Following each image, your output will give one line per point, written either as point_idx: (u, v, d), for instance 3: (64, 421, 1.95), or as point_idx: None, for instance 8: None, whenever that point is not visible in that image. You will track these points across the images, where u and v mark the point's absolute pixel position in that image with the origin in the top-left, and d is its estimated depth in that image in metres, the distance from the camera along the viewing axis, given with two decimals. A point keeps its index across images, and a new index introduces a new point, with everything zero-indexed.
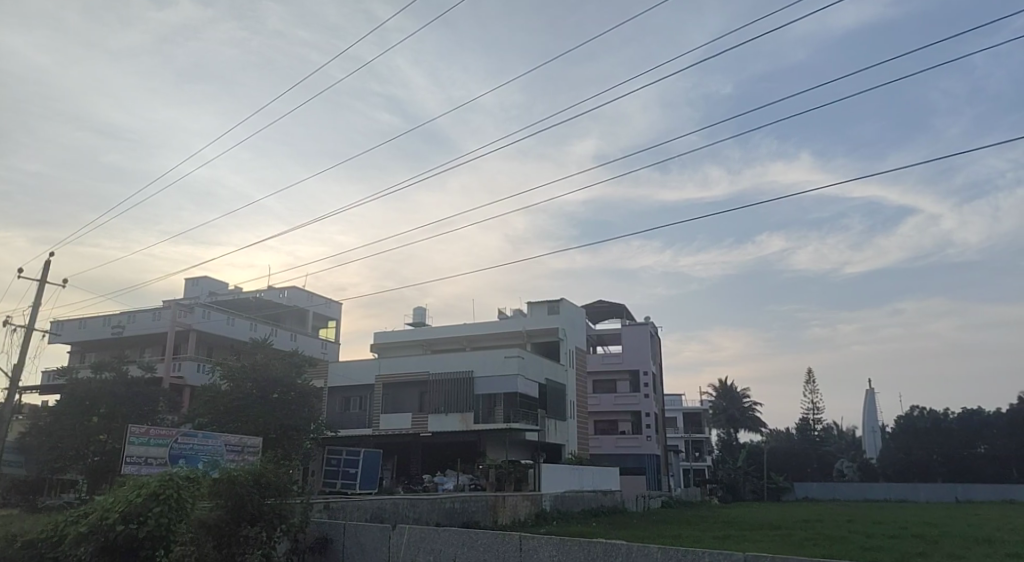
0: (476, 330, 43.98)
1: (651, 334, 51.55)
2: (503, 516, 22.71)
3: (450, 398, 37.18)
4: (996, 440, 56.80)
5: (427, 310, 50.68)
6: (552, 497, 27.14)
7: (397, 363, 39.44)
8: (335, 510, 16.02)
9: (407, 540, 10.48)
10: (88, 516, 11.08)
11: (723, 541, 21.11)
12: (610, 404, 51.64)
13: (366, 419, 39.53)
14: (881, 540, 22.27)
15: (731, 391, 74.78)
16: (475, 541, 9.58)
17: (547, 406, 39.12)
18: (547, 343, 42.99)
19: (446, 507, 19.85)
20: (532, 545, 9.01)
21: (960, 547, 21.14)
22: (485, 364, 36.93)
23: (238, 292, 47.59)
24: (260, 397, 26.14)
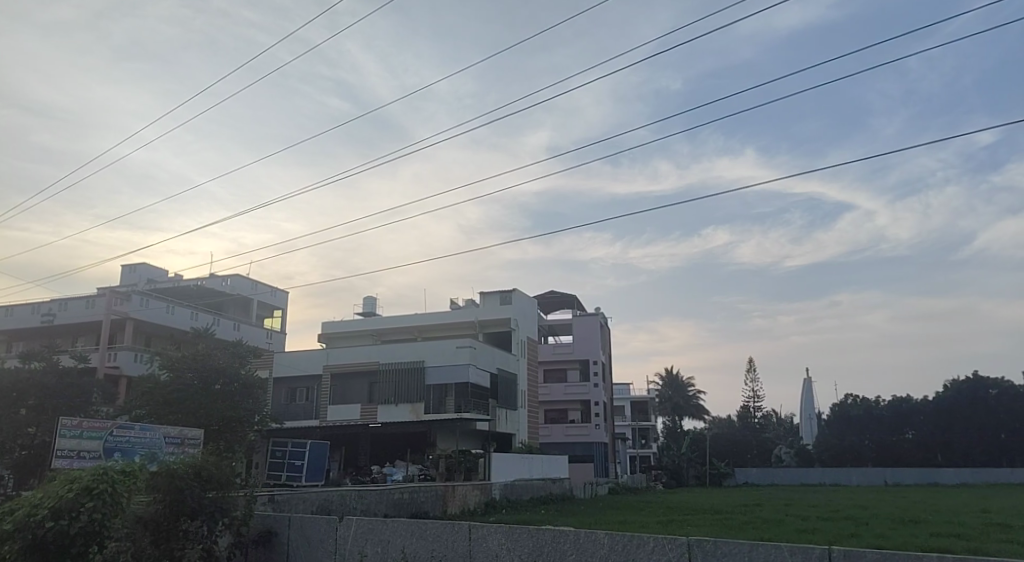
0: (428, 320, 43.68)
1: (601, 324, 52.27)
2: (453, 506, 22.61)
3: (399, 388, 36.83)
4: (923, 426, 59.45)
5: (377, 300, 50.03)
6: (502, 486, 27.11)
7: (345, 353, 38.81)
8: (280, 504, 15.71)
9: (354, 532, 10.28)
10: (14, 513, 10.36)
11: (667, 526, 21.49)
12: (560, 394, 52.07)
13: (313, 411, 38.91)
14: (817, 523, 23.02)
15: (677, 380, 76.45)
16: (424, 530, 9.48)
17: (498, 395, 39.05)
18: (499, 332, 42.98)
19: (395, 498, 19.64)
20: (481, 534, 8.92)
21: (890, 526, 21.85)
22: (436, 354, 36.67)
23: (178, 280, 46.07)
24: (201, 388, 25.37)
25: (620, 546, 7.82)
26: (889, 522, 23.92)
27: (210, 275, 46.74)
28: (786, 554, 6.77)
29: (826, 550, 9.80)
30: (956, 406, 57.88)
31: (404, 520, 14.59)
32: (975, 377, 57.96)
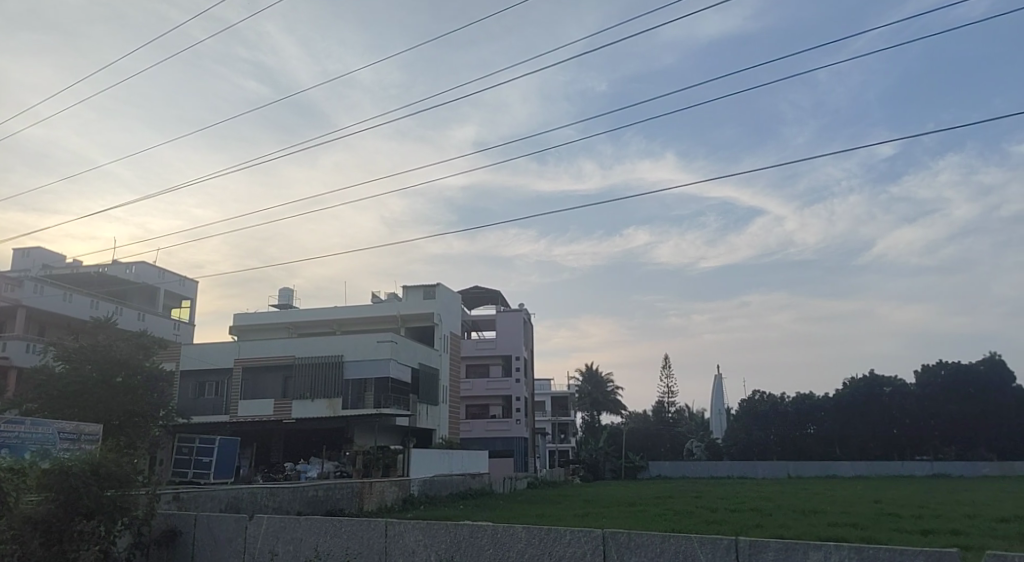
0: (347, 313, 42.79)
1: (523, 320, 52.68)
2: (369, 503, 22.19)
3: (315, 383, 35.89)
4: (824, 421, 62.73)
5: (293, 292, 48.61)
6: (421, 482, 26.75)
7: (259, 347, 37.48)
8: (186, 501, 14.96)
9: (265, 530, 9.90)
10: None
11: (583, 519, 21.93)
12: (482, 389, 52.09)
13: (222, 406, 37.46)
14: (724, 514, 23.97)
15: (596, 375, 77.73)
16: (338, 528, 9.22)
17: (419, 391, 38.65)
18: (421, 327, 42.60)
19: (309, 495, 19.10)
20: (397, 531, 8.75)
21: (778, 515, 23.03)
22: (355, 349, 35.84)
23: (77, 266, 43.27)
24: (101, 381, 23.79)
25: (537, 539, 7.83)
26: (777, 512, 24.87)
27: (112, 262, 44.22)
28: (695, 545, 6.93)
29: (741, 541, 10.11)
30: (854, 403, 61.24)
31: (324, 518, 14.10)
32: (871, 376, 61.71)
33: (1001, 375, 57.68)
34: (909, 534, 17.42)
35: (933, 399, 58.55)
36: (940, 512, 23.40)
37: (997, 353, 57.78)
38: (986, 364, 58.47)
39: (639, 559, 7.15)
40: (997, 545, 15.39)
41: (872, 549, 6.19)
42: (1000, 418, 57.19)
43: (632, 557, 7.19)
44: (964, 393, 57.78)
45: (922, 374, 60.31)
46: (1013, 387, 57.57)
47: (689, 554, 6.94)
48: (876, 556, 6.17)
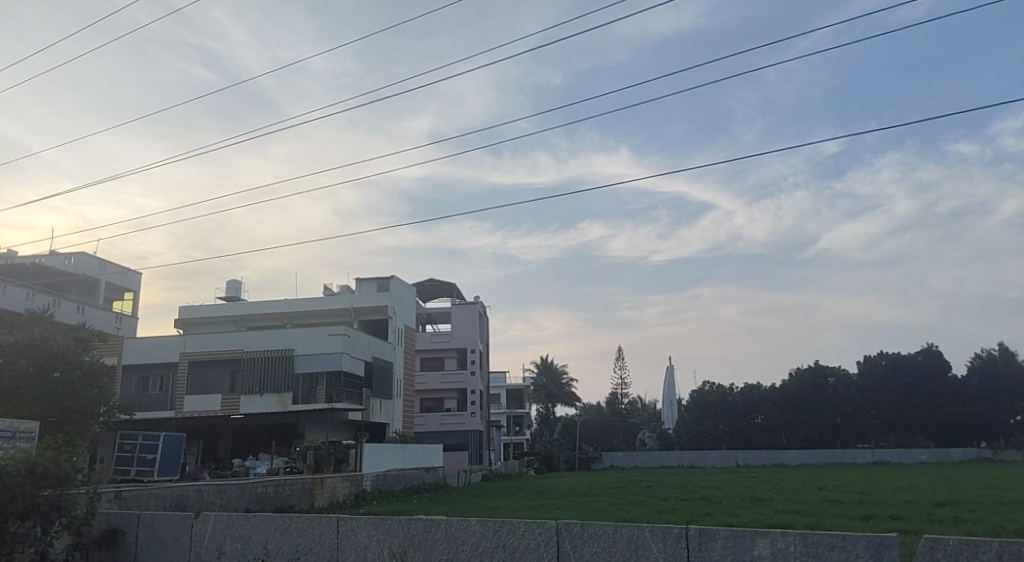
0: (298, 306, 42.00)
1: (479, 313, 52.61)
2: (320, 499, 21.84)
3: (265, 378, 35.13)
4: (771, 410, 64.46)
5: (242, 284, 47.45)
6: (373, 477, 26.49)
7: (205, 341, 36.49)
8: (129, 500, 14.44)
9: (211, 528, 9.61)
10: None
11: (537, 510, 21.96)
12: (436, 383, 51.82)
13: (167, 401, 36.44)
14: (676, 503, 24.28)
15: (551, 368, 78.15)
16: (289, 525, 9.00)
17: (372, 385, 38.21)
18: (374, 320, 42.12)
19: (257, 492, 18.67)
20: (349, 526, 8.57)
21: (723, 504, 23.45)
22: (306, 342, 35.12)
23: (11, 257, 41.37)
24: (36, 376, 22.74)
25: (491, 532, 7.79)
26: (724, 502, 25.10)
27: (50, 253, 42.40)
28: (646, 533, 6.99)
29: (694, 530, 10.28)
30: (800, 394, 63.18)
31: (281, 515, 13.82)
32: (816, 367, 63.91)
33: (937, 365, 60.33)
34: (849, 519, 18.00)
35: (874, 388, 60.72)
36: (880, 498, 24.19)
37: (934, 345, 60.45)
38: (924, 355, 61.06)
39: (592, 549, 7.17)
40: (935, 530, 16.00)
41: (815, 535, 6.33)
42: (937, 406, 59.66)
43: (585, 547, 7.20)
44: (903, 383, 60.12)
45: (865, 364, 62.57)
46: (950, 377, 60.14)
47: (641, 543, 6.98)
48: (821, 542, 6.30)
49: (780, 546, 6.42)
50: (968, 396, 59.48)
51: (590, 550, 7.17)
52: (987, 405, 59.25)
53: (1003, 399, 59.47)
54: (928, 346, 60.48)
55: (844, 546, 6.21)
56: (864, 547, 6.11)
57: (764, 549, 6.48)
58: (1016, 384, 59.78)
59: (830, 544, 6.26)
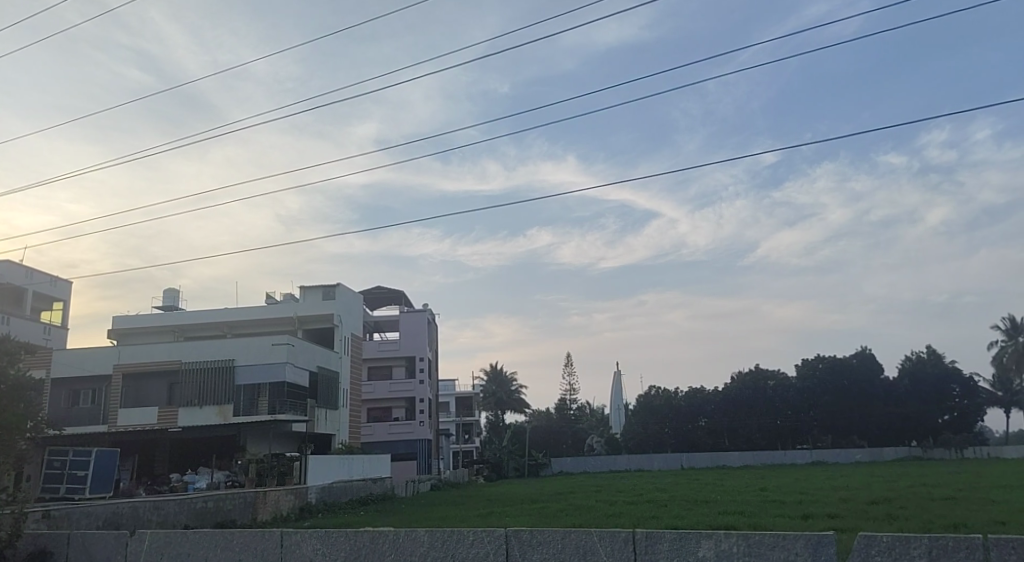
0: (239, 315, 40.91)
1: (427, 321, 52.22)
2: (263, 514, 21.21)
3: (204, 389, 34.01)
4: (715, 414, 65.93)
5: (179, 293, 45.89)
6: (318, 490, 25.93)
7: (140, 352, 35.12)
8: (59, 519, 13.76)
9: (148, 546, 9.20)
10: None
11: (485, 518, 21.93)
12: (384, 392, 51.16)
13: (100, 415, 34.97)
14: (623, 507, 24.61)
15: (501, 375, 78.05)
16: (229, 540, 8.69)
17: (317, 395, 37.44)
18: (319, 328, 41.32)
19: (197, 507, 18.01)
20: (293, 540, 8.33)
21: (666, 507, 23.81)
22: (248, 352, 34.11)
23: None
24: None
25: (440, 542, 7.66)
26: (670, 504, 25.38)
27: None
28: (594, 539, 7.01)
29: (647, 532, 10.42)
30: (742, 397, 64.91)
31: (224, 528, 13.33)
32: (756, 371, 65.84)
33: (871, 367, 62.88)
34: (789, 519, 18.56)
35: (812, 390, 62.87)
36: (820, 497, 24.94)
37: (867, 348, 63.04)
38: (859, 357, 63.61)
39: (540, 554, 7.15)
40: (869, 527, 16.71)
41: (756, 535, 6.46)
42: (870, 407, 62.08)
43: (533, 553, 7.17)
44: (839, 385, 62.39)
45: (803, 367, 64.74)
46: (882, 379, 62.68)
47: (588, 548, 7.00)
48: (762, 542, 6.44)
49: (724, 547, 6.52)
50: (899, 397, 62.10)
51: (539, 556, 7.15)
52: (917, 406, 61.90)
53: (931, 400, 62.16)
54: (862, 349, 63.09)
55: (784, 545, 6.35)
56: (803, 545, 6.26)
57: (708, 551, 6.58)
58: (943, 386, 62.44)
59: (771, 543, 6.40)
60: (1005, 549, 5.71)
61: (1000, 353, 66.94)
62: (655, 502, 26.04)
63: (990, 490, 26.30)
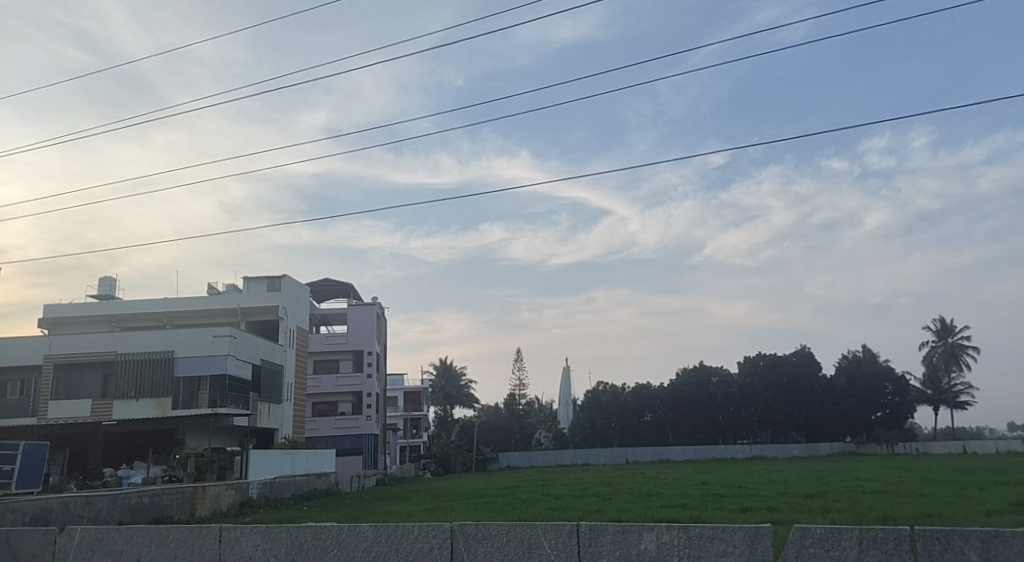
0: (178, 306, 39.65)
1: (376, 315, 51.65)
2: (202, 509, 20.64)
3: (140, 382, 32.86)
4: (659, 409, 67.26)
5: (116, 282, 44.19)
6: (260, 485, 25.39)
7: (72, 342, 33.65)
8: None
9: (78, 544, 8.82)
10: None
11: (432, 513, 21.85)
12: (330, 386, 50.36)
13: (28, 408, 33.47)
14: (569, 501, 24.86)
15: (450, 369, 77.80)
16: (165, 537, 8.40)
17: (260, 389, 36.63)
18: (262, 320, 40.40)
19: (131, 502, 17.37)
20: (232, 536, 8.11)
21: (610, 501, 24.08)
22: (188, 344, 33.12)
23: None
24: None
25: (384, 536, 7.57)
26: (617, 497, 25.70)
27: None
28: (539, 532, 7.03)
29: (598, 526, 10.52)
30: (686, 393, 66.36)
31: (161, 525, 12.85)
32: (701, 367, 67.45)
33: (809, 365, 65.19)
34: (729, 512, 19.02)
35: (752, 386, 64.81)
36: (759, 491, 25.63)
37: (806, 346, 65.27)
38: (798, 355, 65.85)
39: (485, 549, 7.14)
40: (804, 518, 17.31)
41: (696, 528, 6.60)
42: (808, 404, 64.20)
43: (478, 548, 7.16)
44: (779, 382, 64.53)
45: (745, 364, 66.62)
46: (820, 377, 64.96)
47: (533, 541, 7.02)
48: (702, 534, 6.57)
49: (665, 538, 6.65)
50: (835, 394, 64.41)
51: (483, 550, 7.14)
52: (852, 403, 64.23)
53: (865, 397, 64.54)
54: (801, 348, 65.32)
55: (723, 538, 6.51)
56: (741, 538, 6.45)
57: (650, 543, 6.69)
58: (877, 384, 64.87)
59: (711, 536, 6.54)
60: (929, 541, 6.00)
61: (930, 353, 70.04)
62: (601, 496, 26.34)
63: (918, 485, 27.49)
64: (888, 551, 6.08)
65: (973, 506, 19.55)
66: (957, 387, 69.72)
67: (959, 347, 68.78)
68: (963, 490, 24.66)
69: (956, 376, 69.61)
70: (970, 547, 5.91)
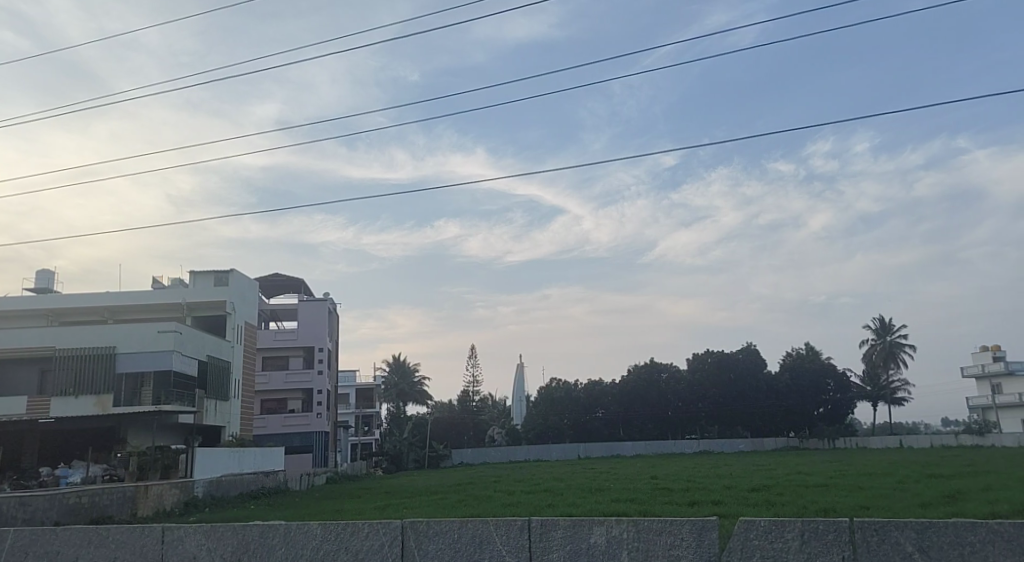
0: (120, 300, 38.35)
1: (328, 311, 50.94)
2: (144, 509, 20.07)
3: (80, 378, 31.70)
4: (611, 405, 68.15)
5: (54, 275, 42.50)
6: (206, 483, 24.81)
7: (7, 337, 32.20)
8: None
9: (7, 545, 8.52)
10: None
11: (384, 511, 21.66)
12: (279, 383, 49.49)
13: None
14: (520, 496, 25.03)
15: (403, 366, 77.29)
16: (104, 537, 8.18)
17: (207, 386, 35.75)
18: (209, 316, 39.42)
19: (69, 503, 16.80)
20: (175, 536, 7.95)
21: (561, 496, 24.27)
22: (130, 340, 32.04)
23: None
24: None
25: (333, 534, 7.54)
26: (567, 492, 25.89)
27: None
28: (490, 527, 7.11)
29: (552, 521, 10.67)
30: (637, 389, 67.41)
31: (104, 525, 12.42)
32: (651, 363, 68.67)
33: (754, 362, 67.00)
34: (677, 506, 19.42)
35: (700, 383, 66.33)
36: (706, 485, 26.21)
37: (752, 344, 67.09)
38: (745, 353, 67.61)
39: (436, 545, 7.18)
40: (749, 512, 17.84)
41: (646, 521, 6.77)
42: (753, 401, 65.96)
43: (430, 545, 7.18)
44: (726, 377, 66.27)
45: (693, 361, 68.08)
46: (765, 373, 66.78)
47: (484, 538, 7.10)
48: (651, 527, 6.75)
49: (615, 533, 6.81)
50: (780, 390, 66.31)
51: (435, 547, 7.17)
52: (795, 400, 66.23)
53: (808, 393, 66.63)
54: (747, 345, 67.09)
55: (671, 531, 6.69)
56: (688, 531, 6.63)
57: (601, 537, 6.84)
58: (819, 380, 67.03)
59: (659, 529, 6.72)
60: (866, 532, 6.28)
61: (870, 350, 72.61)
62: (552, 491, 26.50)
63: (857, 479, 28.56)
64: (828, 542, 6.34)
65: (909, 498, 20.44)
66: (895, 384, 72.52)
67: (897, 345, 71.47)
68: (900, 483, 25.72)
69: (894, 372, 72.36)
70: (905, 538, 6.22)
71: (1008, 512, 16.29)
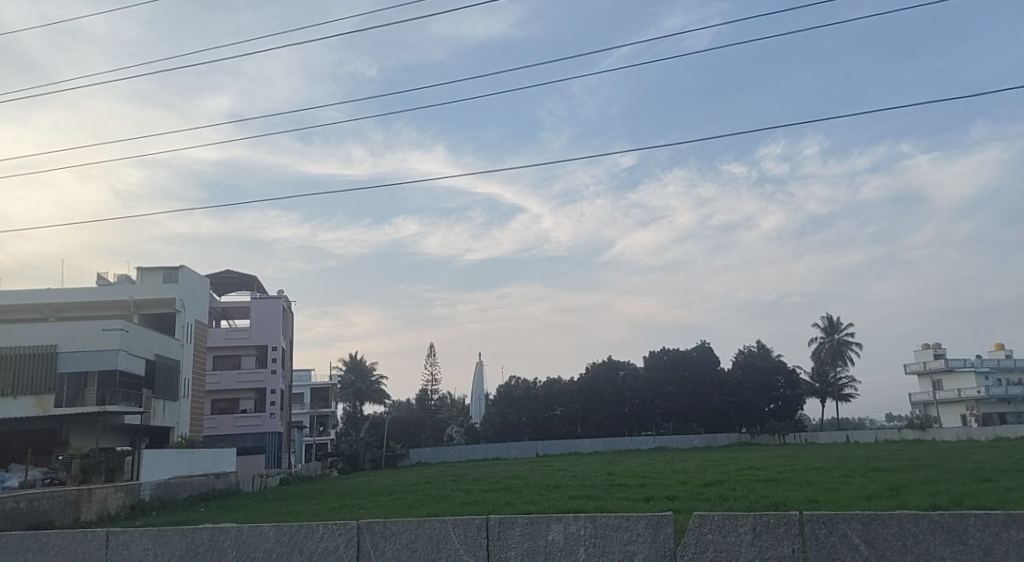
0: (63, 298, 36.87)
1: (282, 309, 50.05)
2: (87, 513, 19.36)
3: (17, 379, 29.96)
4: (569, 403, 68.71)
5: None
6: (153, 486, 24.13)
7: None
8: None
9: None
10: None
11: (338, 512, 21.21)
12: (231, 383, 48.38)
13: None
14: (478, 495, 25.03)
15: (361, 365, 76.17)
16: (43, 545, 7.80)
17: (155, 385, 34.75)
18: (158, 313, 38.37)
19: (6, 509, 16.10)
20: (121, 541, 7.64)
21: (519, 493, 24.25)
22: (73, 338, 30.88)
23: None
24: None
25: (287, 536, 7.33)
26: (525, 491, 25.83)
27: None
28: (448, 526, 7.04)
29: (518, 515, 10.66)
30: (595, 386, 68.00)
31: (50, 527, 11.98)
32: (609, 362, 69.32)
33: (709, 359, 68.38)
34: (633, 501, 19.60)
35: (657, 380, 67.40)
36: (661, 481, 26.52)
37: (706, 342, 68.50)
38: (699, 350, 69.01)
39: (393, 546, 7.06)
40: (703, 506, 18.13)
41: (603, 517, 6.78)
42: (707, 398, 67.26)
43: (386, 545, 7.07)
44: (681, 374, 67.54)
45: (650, 358, 69.23)
46: (717, 371, 68.27)
47: (442, 537, 7.00)
48: (607, 524, 6.77)
49: (572, 529, 6.80)
50: (732, 386, 67.81)
51: (390, 547, 7.06)
52: (747, 396, 67.68)
53: (759, 390, 68.15)
54: (702, 343, 68.51)
55: (627, 526, 6.72)
56: (644, 525, 6.67)
57: (558, 534, 6.82)
58: (770, 377, 68.69)
59: (615, 525, 6.75)
60: (815, 524, 6.40)
61: (818, 348, 74.77)
62: (510, 489, 26.43)
63: (804, 473, 29.37)
64: (779, 535, 6.44)
65: (854, 490, 21.09)
66: (842, 380, 74.72)
67: (844, 343, 73.71)
68: (846, 476, 26.58)
69: (841, 370, 74.62)
70: (852, 530, 6.35)
71: (946, 503, 17.01)
